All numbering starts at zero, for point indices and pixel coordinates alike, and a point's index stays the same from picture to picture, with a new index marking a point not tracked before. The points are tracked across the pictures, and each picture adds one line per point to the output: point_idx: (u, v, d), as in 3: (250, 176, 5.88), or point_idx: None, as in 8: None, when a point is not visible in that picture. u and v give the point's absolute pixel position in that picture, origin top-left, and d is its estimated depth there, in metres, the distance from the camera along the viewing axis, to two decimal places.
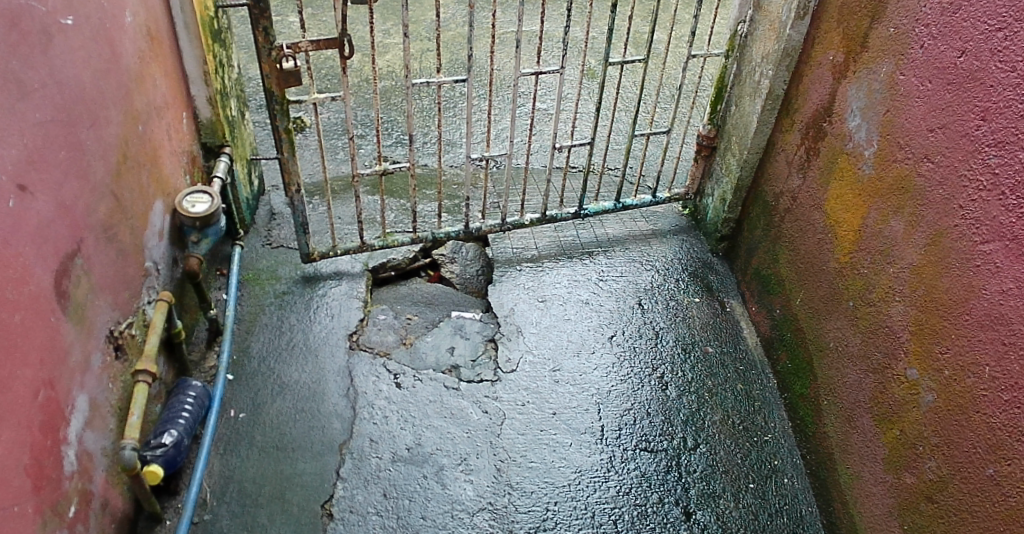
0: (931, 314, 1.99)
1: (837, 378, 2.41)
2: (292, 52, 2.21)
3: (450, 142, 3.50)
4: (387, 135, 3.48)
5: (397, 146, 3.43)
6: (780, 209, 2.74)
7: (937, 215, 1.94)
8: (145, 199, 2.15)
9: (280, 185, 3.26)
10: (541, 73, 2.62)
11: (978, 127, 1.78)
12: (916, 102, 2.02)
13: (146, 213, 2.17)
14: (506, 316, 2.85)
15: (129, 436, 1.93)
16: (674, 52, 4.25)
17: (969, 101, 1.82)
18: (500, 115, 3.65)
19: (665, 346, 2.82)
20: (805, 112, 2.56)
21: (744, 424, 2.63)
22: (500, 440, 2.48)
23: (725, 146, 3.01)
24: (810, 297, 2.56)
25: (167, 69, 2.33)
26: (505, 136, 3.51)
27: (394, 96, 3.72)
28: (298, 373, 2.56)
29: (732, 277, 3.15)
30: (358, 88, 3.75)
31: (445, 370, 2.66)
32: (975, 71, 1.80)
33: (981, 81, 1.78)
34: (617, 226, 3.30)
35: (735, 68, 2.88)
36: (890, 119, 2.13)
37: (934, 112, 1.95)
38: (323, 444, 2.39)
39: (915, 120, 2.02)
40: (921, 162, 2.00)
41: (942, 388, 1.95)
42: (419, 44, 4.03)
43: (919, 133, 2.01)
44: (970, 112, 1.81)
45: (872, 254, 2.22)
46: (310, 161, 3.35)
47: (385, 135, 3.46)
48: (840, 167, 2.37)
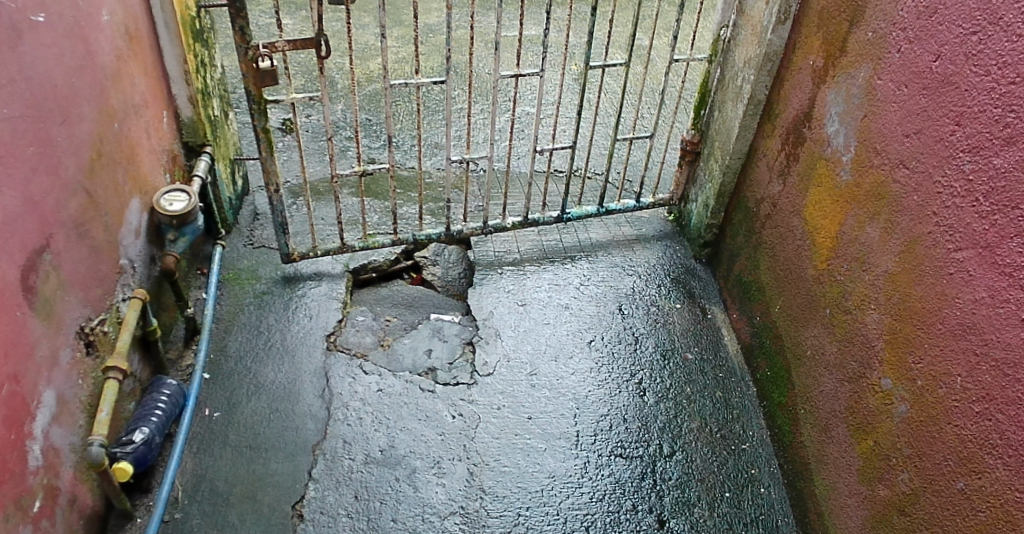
0: (905, 324, 1.93)
1: (814, 387, 2.37)
2: (268, 51, 2.18)
3: (434, 145, 3.56)
4: (373, 136, 3.55)
5: (384, 149, 3.51)
6: (761, 214, 2.70)
7: (912, 221, 1.89)
8: (120, 196, 2.21)
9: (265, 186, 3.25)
10: (521, 77, 2.61)
11: (953, 133, 1.74)
12: (893, 107, 1.97)
13: (122, 211, 2.23)
14: (485, 319, 2.81)
15: (97, 432, 1.96)
16: (661, 56, 4.26)
17: (945, 105, 1.77)
18: (484, 117, 3.67)
19: (644, 352, 2.78)
20: (786, 119, 2.53)
21: (722, 432, 2.59)
22: (474, 444, 2.44)
23: (708, 151, 2.98)
24: (788, 305, 2.51)
25: (147, 67, 2.40)
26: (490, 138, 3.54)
27: (380, 98, 3.76)
28: (274, 373, 2.56)
29: (714, 284, 3.10)
30: (343, 89, 3.80)
31: (421, 372, 2.62)
32: (950, 75, 1.76)
33: (956, 86, 1.73)
34: (601, 231, 3.26)
35: (719, 74, 2.87)
36: (868, 123, 2.08)
37: (910, 117, 1.90)
38: (297, 445, 2.38)
39: (891, 126, 1.98)
40: (898, 168, 1.95)
41: (916, 397, 1.89)
42: (406, 47, 4.09)
43: (895, 138, 1.97)
44: (945, 118, 1.77)
45: (849, 261, 2.17)
46: (293, 161, 3.41)
47: (371, 137, 3.54)
48: (819, 173, 2.33)
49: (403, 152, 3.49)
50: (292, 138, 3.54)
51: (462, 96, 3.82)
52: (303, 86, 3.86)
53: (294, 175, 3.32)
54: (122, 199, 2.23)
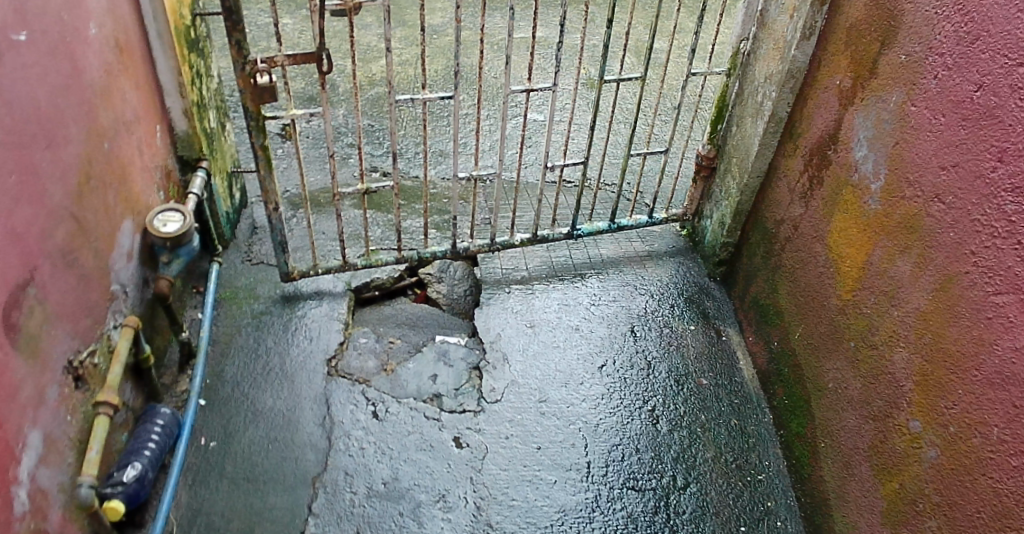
0: (937, 367, 1.83)
1: (835, 421, 2.27)
2: (267, 66, 2.06)
3: (439, 152, 3.42)
4: (376, 143, 3.41)
5: (386, 156, 3.36)
6: (780, 236, 2.60)
7: (947, 258, 1.77)
8: (110, 219, 2.12)
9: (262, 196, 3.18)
10: (533, 91, 2.46)
11: (994, 169, 1.61)
12: (928, 136, 1.85)
13: (114, 233, 2.15)
14: (492, 342, 2.71)
15: (86, 472, 1.87)
16: (676, 63, 4.13)
17: (986, 139, 1.64)
18: (492, 124, 3.55)
19: (658, 378, 2.68)
20: (809, 139, 2.42)
21: (737, 462, 2.49)
22: (481, 476, 2.34)
23: (725, 167, 2.87)
24: (808, 333, 2.41)
25: (138, 81, 2.33)
26: (497, 147, 3.41)
27: (384, 102, 3.63)
28: (273, 399, 2.46)
29: (729, 303, 3.00)
30: (346, 93, 3.67)
31: (426, 399, 2.52)
32: (993, 108, 1.62)
33: (999, 119, 1.59)
34: (612, 247, 3.15)
35: (737, 87, 2.75)
36: (900, 151, 1.96)
37: (947, 148, 1.78)
38: (296, 477, 2.28)
39: (926, 156, 1.86)
40: (932, 201, 1.83)
41: (947, 444, 1.79)
42: (410, 49, 3.95)
43: (929, 170, 1.84)
44: (986, 153, 1.64)
45: (877, 294, 2.06)
46: (294, 171, 3.29)
47: (373, 144, 3.39)
48: (845, 199, 2.22)
49: (408, 160, 3.36)
50: (291, 144, 3.41)
51: (472, 101, 3.69)
52: (303, 89, 3.73)
53: (294, 184, 3.20)
54: (114, 222, 2.14)
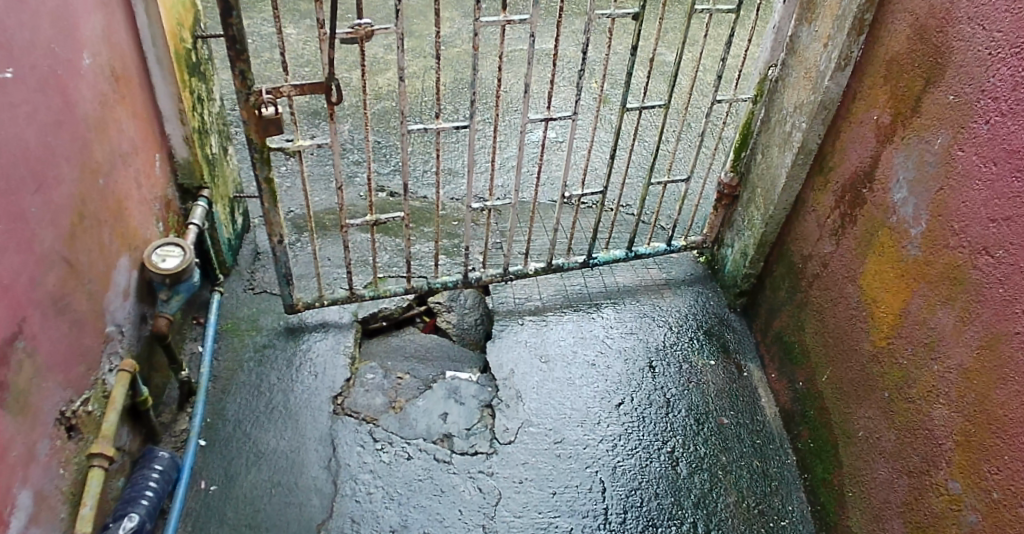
0: (981, 429, 1.71)
1: (865, 471, 2.16)
2: (272, 97, 2.01)
3: (450, 171, 3.30)
4: (384, 161, 3.29)
5: (394, 174, 3.24)
6: (808, 273, 2.49)
7: (994, 316, 1.66)
8: (105, 257, 2.05)
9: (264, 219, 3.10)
10: (551, 121, 2.37)
11: None
12: (975, 185, 1.72)
13: (110, 272, 2.08)
14: (505, 379, 2.60)
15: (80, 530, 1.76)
16: (698, 82, 4.04)
17: None
18: (506, 142, 3.44)
19: (677, 417, 2.57)
20: (842, 173, 2.30)
21: (760, 507, 2.37)
22: (494, 524, 2.23)
23: (748, 197, 2.76)
24: (837, 377, 2.30)
25: (137, 110, 2.30)
26: (511, 165, 3.29)
27: (392, 117, 3.51)
28: (276, 440, 2.35)
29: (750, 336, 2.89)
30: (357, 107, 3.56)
31: (436, 440, 2.41)
32: None
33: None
34: (628, 275, 3.04)
35: (763, 114, 2.64)
36: (943, 199, 1.84)
37: (998, 200, 1.65)
38: (300, 524, 2.16)
39: (973, 206, 1.73)
40: (979, 254, 1.71)
41: (990, 511, 1.67)
42: (422, 62, 3.85)
43: (976, 220, 1.72)
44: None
45: (915, 345, 1.95)
46: (296, 191, 3.15)
47: (382, 162, 3.27)
48: (881, 240, 2.10)
49: (418, 180, 3.25)
50: (296, 162, 3.29)
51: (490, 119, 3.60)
52: (308, 103, 3.61)
53: (300, 206, 3.08)
54: (109, 259, 2.08)
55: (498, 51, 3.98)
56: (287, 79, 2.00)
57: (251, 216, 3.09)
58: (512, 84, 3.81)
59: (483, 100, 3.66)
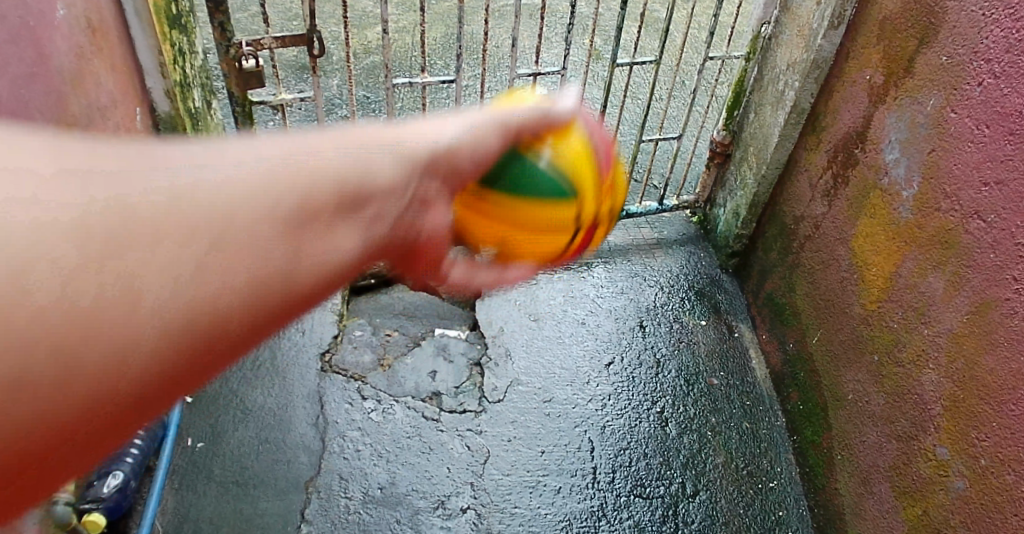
0: (968, 394, 1.75)
1: (854, 434, 2.17)
2: (252, 49, 2.05)
3: (439, 127, 3.21)
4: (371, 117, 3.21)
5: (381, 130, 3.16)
6: (800, 234, 2.44)
7: (985, 281, 1.68)
8: None
9: None
10: (541, 75, 2.35)
11: None
12: (969, 147, 1.71)
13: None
14: (494, 337, 2.58)
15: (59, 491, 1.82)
16: (692, 37, 3.93)
17: None
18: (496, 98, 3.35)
19: (667, 377, 2.55)
20: (834, 132, 2.23)
21: (749, 468, 2.37)
22: (482, 482, 2.24)
23: (741, 155, 2.68)
24: (827, 339, 2.29)
25: (115, 63, 2.21)
26: None
27: (376, 72, 3.41)
28: (263, 397, 2.33)
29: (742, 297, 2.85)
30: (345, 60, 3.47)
31: (425, 398, 2.39)
32: None
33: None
34: (619, 234, 3.00)
35: (757, 72, 2.53)
36: (936, 160, 1.81)
37: (989, 163, 1.65)
38: (288, 481, 2.16)
39: (966, 168, 1.72)
40: (971, 218, 1.71)
41: (976, 476, 1.72)
42: (408, 15, 3.73)
43: (969, 183, 1.71)
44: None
45: (905, 309, 1.95)
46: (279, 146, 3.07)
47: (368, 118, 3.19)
48: (872, 202, 2.06)
49: (404, 135, 3.14)
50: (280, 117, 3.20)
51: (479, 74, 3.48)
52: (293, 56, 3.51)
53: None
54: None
55: (487, 5, 3.85)
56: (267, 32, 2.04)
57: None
58: (500, 38, 3.71)
59: (470, 55, 3.56)
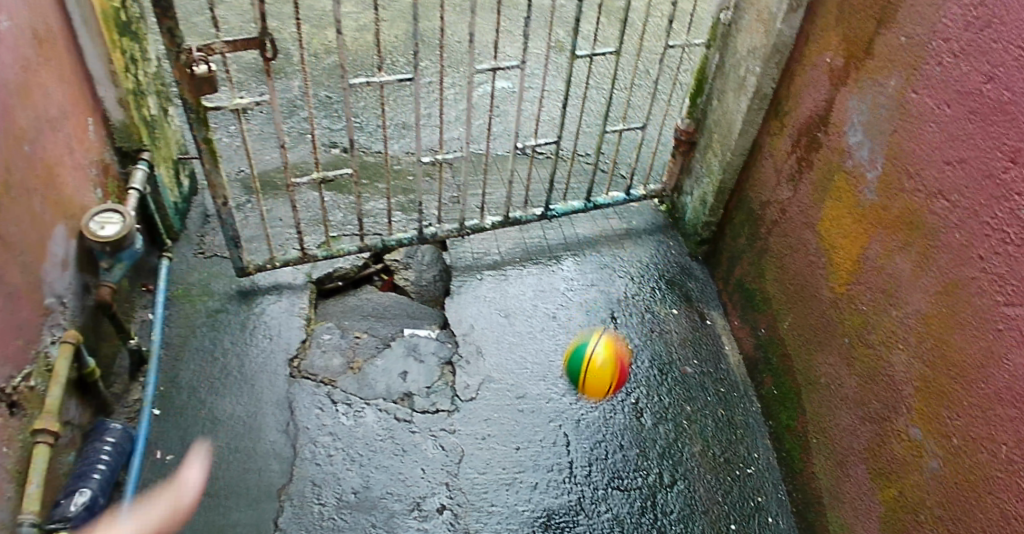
0: (938, 374, 1.74)
1: (828, 417, 2.17)
2: (204, 55, 1.99)
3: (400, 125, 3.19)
4: (324, 116, 3.17)
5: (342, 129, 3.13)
6: (767, 220, 2.45)
7: (950, 261, 1.66)
8: (38, 227, 1.96)
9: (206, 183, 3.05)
10: (500, 70, 2.31)
11: (1007, 171, 1.47)
12: (930, 127, 1.70)
13: (45, 242, 2.00)
14: (465, 335, 2.56)
15: None
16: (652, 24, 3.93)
17: (997, 137, 1.50)
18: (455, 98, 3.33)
19: (640, 367, 2.56)
20: (797, 117, 2.24)
21: (725, 456, 2.38)
22: (458, 481, 2.21)
23: (705, 142, 2.71)
24: (798, 323, 2.29)
25: (64, 72, 2.17)
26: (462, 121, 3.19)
27: (330, 74, 3.41)
28: (232, 406, 2.30)
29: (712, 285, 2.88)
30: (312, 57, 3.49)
31: (396, 399, 2.37)
32: (1003, 103, 1.47)
33: (1013, 117, 1.44)
34: (589, 226, 2.99)
35: (718, 59, 2.57)
36: (898, 141, 1.81)
37: (952, 142, 1.63)
38: (260, 490, 2.13)
39: (927, 148, 1.71)
40: (935, 199, 1.70)
41: (950, 457, 1.71)
42: (364, 15, 3.70)
43: (931, 164, 1.70)
44: (997, 152, 1.50)
45: (874, 291, 1.94)
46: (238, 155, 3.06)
47: (321, 117, 3.16)
48: (837, 185, 2.06)
49: (366, 133, 3.13)
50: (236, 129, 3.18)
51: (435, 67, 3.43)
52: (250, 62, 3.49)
53: (242, 168, 2.99)
54: (43, 229, 1.99)
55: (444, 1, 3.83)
56: (218, 36, 1.99)
57: (197, 179, 3.05)
58: (455, 32, 3.68)
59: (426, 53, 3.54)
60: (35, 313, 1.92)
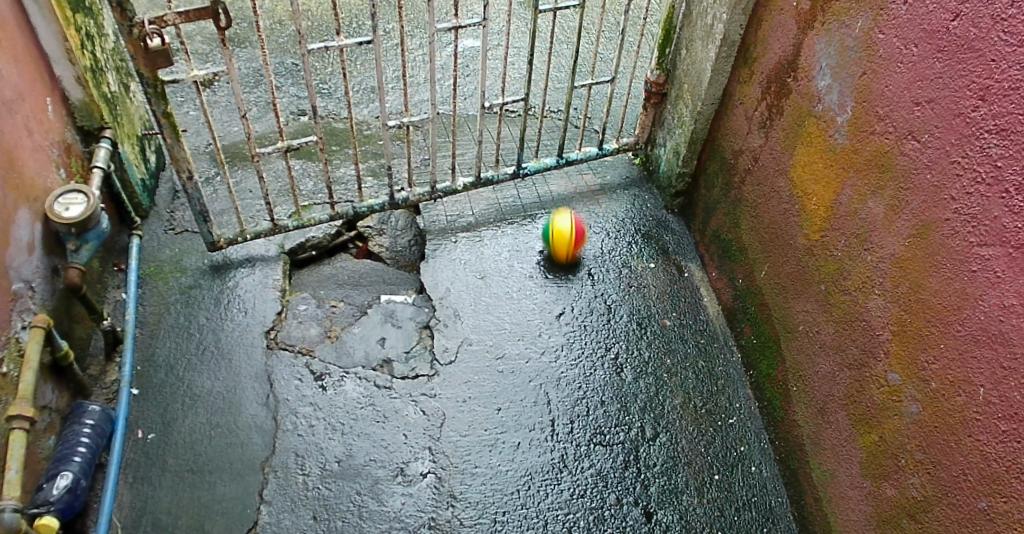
0: (914, 317, 1.73)
1: (807, 364, 2.17)
2: (157, 27, 1.91)
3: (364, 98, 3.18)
4: (289, 91, 3.17)
5: (300, 104, 3.12)
6: (740, 169, 2.50)
7: (924, 203, 1.68)
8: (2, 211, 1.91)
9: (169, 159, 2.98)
10: (460, 29, 2.35)
11: (975, 109, 1.51)
12: (898, 68, 1.74)
13: (8, 226, 1.93)
14: (442, 299, 2.56)
15: (7, 495, 1.67)
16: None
17: (965, 74, 1.54)
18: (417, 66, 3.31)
19: (619, 322, 2.56)
20: (766, 64, 2.31)
21: (707, 407, 2.38)
22: (440, 445, 2.21)
23: (676, 93, 2.77)
24: (775, 272, 2.31)
25: (17, 52, 2.10)
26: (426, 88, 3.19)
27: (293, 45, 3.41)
28: (210, 381, 2.29)
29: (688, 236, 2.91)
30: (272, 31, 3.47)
31: (375, 366, 2.37)
32: (971, 40, 1.51)
33: (980, 53, 1.49)
34: (562, 183, 3.02)
35: (685, 7, 2.61)
36: (867, 83, 1.85)
37: (920, 82, 1.67)
38: (243, 463, 2.12)
39: (897, 90, 1.75)
40: (906, 139, 1.73)
41: (928, 400, 1.70)
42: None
43: (901, 104, 1.74)
44: (966, 90, 1.54)
45: (848, 236, 1.96)
46: (199, 127, 3.02)
47: (286, 93, 3.16)
48: (808, 130, 2.11)
49: (334, 100, 3.15)
50: (193, 98, 3.12)
51: (397, 30, 3.51)
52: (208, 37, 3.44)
53: (207, 143, 2.95)
54: (5, 213, 1.93)
55: None
56: (170, 7, 1.92)
57: (163, 155, 2.98)
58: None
59: (386, 20, 3.54)
60: (5, 298, 1.88)
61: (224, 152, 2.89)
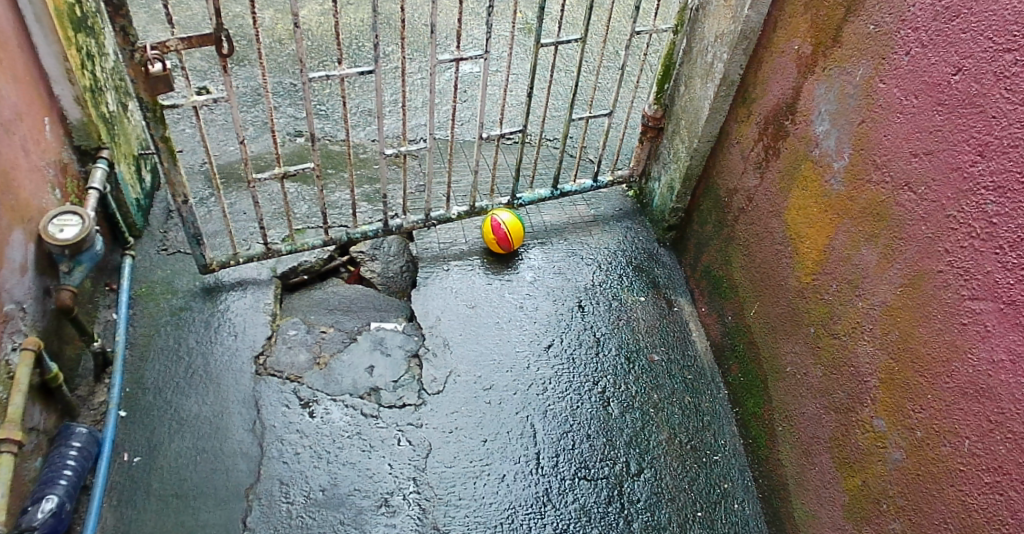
0: (902, 367, 1.73)
1: (793, 405, 2.17)
2: (159, 53, 1.90)
3: (363, 119, 3.24)
4: (289, 111, 3.22)
5: (299, 123, 3.16)
6: (733, 207, 2.52)
7: (916, 253, 1.68)
8: None
9: (163, 180, 3.01)
10: (462, 61, 2.25)
11: (973, 164, 1.51)
12: (898, 118, 1.74)
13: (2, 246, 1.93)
14: (432, 327, 2.57)
15: None
16: (617, 18, 4.03)
17: (965, 129, 1.54)
18: (416, 90, 3.37)
19: (607, 355, 2.57)
20: (764, 105, 2.32)
21: (692, 443, 2.39)
22: (426, 476, 2.20)
23: (672, 128, 2.79)
24: (764, 311, 2.31)
25: (17, 72, 2.11)
26: (423, 111, 3.24)
27: (292, 65, 3.45)
28: (197, 406, 2.29)
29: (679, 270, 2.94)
30: (273, 49, 3.52)
31: (363, 394, 2.37)
32: (972, 96, 1.52)
33: (981, 109, 1.49)
34: (555, 212, 3.06)
35: (685, 45, 2.63)
36: (865, 131, 1.86)
37: (920, 134, 1.68)
38: (228, 490, 2.11)
39: (896, 139, 1.75)
40: (901, 190, 1.73)
41: (913, 449, 1.70)
42: (325, 12, 3.75)
43: (898, 155, 1.75)
44: (965, 144, 1.54)
45: (839, 281, 1.96)
46: (197, 145, 3.07)
47: (285, 112, 3.21)
48: (804, 174, 2.12)
49: (331, 122, 3.20)
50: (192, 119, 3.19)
51: (397, 53, 3.57)
52: (209, 54, 3.50)
53: (202, 161, 3.00)
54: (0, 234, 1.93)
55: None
56: (173, 33, 1.91)
57: (158, 174, 3.01)
58: (416, 22, 3.79)
59: (387, 43, 3.59)
60: None
61: (219, 173, 2.93)
